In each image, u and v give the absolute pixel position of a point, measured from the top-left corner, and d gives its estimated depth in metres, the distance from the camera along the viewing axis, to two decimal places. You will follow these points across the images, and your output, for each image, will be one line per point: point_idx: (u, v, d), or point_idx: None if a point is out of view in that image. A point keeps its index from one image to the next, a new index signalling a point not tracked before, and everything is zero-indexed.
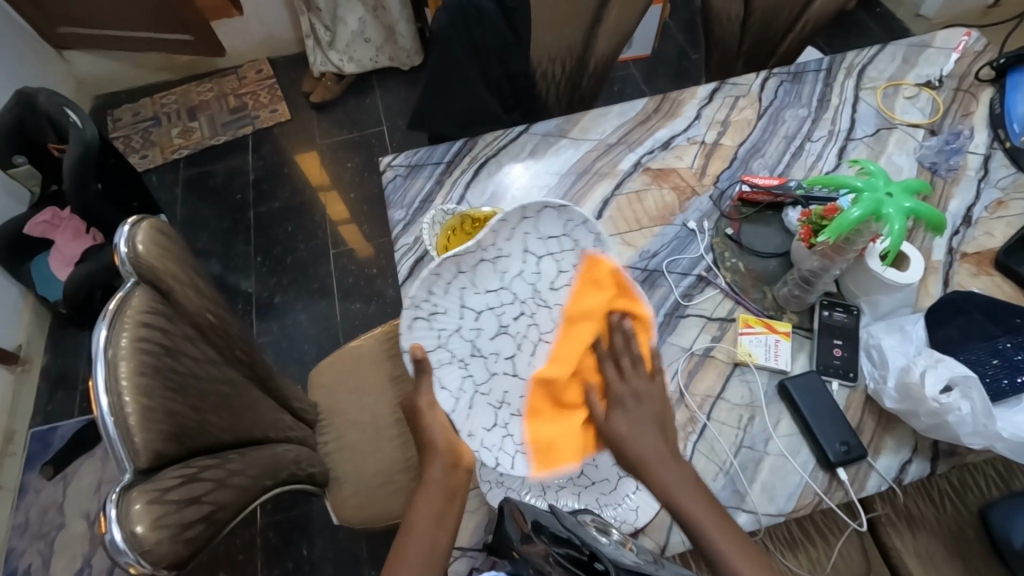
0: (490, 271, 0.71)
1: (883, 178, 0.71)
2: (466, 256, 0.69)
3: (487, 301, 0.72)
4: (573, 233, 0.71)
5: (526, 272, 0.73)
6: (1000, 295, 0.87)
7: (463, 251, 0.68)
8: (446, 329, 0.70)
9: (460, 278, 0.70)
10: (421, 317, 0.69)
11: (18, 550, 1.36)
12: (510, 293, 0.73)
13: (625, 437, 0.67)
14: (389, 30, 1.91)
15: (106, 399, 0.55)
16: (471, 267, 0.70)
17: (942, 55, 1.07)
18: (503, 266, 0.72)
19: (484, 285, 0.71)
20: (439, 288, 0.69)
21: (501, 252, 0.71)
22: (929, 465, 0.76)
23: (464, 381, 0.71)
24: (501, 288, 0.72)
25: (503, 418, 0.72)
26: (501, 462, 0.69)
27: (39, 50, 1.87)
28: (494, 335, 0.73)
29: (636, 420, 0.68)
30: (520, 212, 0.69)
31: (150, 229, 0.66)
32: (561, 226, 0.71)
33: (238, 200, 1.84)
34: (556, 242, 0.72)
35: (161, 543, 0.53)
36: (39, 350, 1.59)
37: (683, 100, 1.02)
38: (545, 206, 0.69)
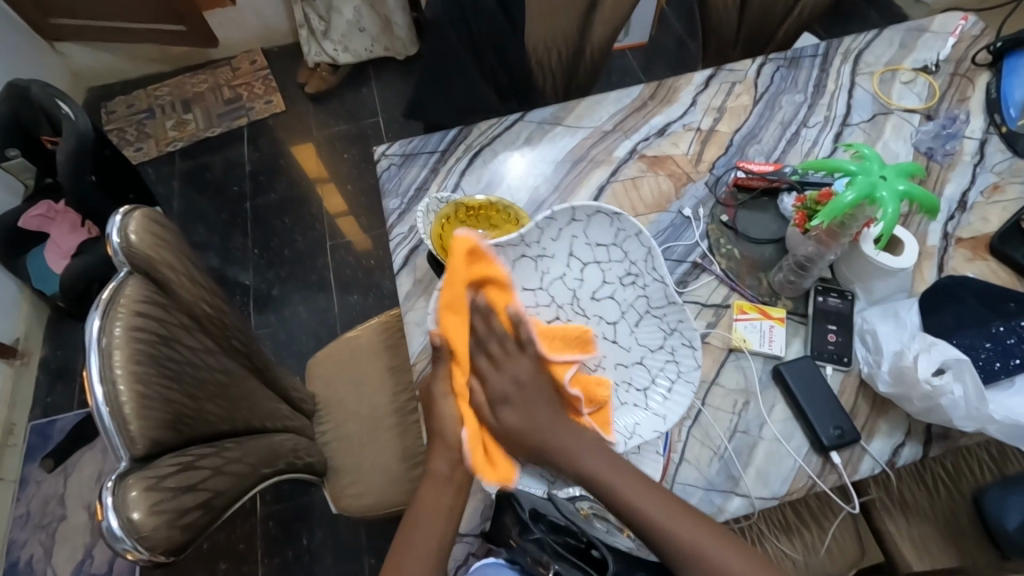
0: (531, 269, 0.72)
1: (877, 162, 0.71)
2: (509, 248, 0.70)
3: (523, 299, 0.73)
4: (624, 243, 0.72)
5: (567, 277, 0.74)
6: (995, 280, 0.87)
7: (506, 242, 0.70)
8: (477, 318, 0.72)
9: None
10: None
11: (21, 540, 1.36)
12: (548, 295, 0.74)
13: (522, 431, 0.69)
14: (384, 19, 1.90)
15: (102, 388, 0.55)
16: (512, 261, 0.71)
17: (939, 39, 1.06)
18: (545, 267, 0.73)
19: (523, 283, 0.72)
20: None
21: (545, 251, 0.72)
22: (922, 449, 0.76)
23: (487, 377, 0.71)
24: (540, 288, 0.73)
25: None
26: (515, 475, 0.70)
27: (31, 42, 1.86)
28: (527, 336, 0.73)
29: (522, 406, 0.70)
30: (571, 213, 0.70)
31: (143, 219, 0.66)
32: (611, 235, 0.72)
33: (234, 192, 1.83)
34: (604, 251, 0.73)
35: (159, 529, 0.54)
36: (38, 344, 1.59)
37: (679, 87, 1.02)
38: (598, 211, 0.70)
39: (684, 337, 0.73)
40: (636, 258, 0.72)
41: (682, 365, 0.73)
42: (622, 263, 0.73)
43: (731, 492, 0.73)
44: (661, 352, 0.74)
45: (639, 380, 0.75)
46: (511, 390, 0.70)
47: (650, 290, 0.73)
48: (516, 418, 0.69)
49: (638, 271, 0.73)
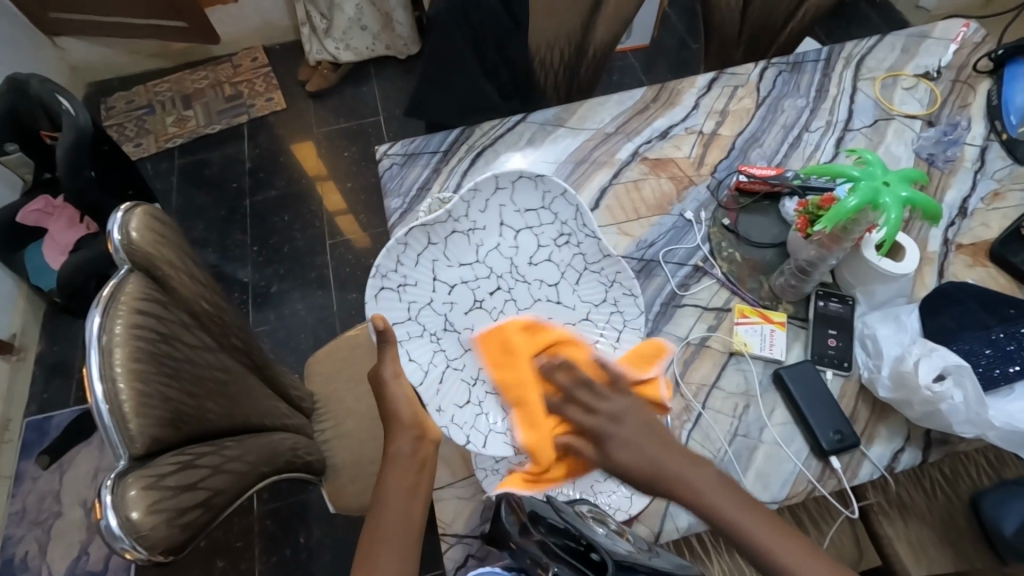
0: (465, 244, 0.74)
1: (880, 167, 0.72)
2: (438, 227, 0.71)
3: (461, 274, 0.75)
4: (552, 205, 0.73)
5: (501, 246, 0.76)
6: (995, 286, 0.87)
7: (434, 221, 0.70)
8: (417, 300, 0.72)
9: (431, 249, 0.72)
10: (390, 288, 0.70)
11: (16, 537, 1.36)
12: (485, 268, 0.76)
13: (633, 469, 0.63)
14: (386, 18, 1.89)
15: (101, 386, 0.54)
16: (443, 238, 0.72)
17: (941, 45, 1.07)
18: (478, 239, 0.74)
19: (458, 258, 0.74)
20: (409, 259, 0.71)
21: (475, 224, 0.74)
22: (921, 454, 0.76)
23: (435, 354, 0.72)
24: (476, 262, 0.75)
25: (477, 394, 0.73)
26: (473, 440, 0.69)
27: (31, 36, 1.85)
28: (468, 309, 0.76)
29: (627, 439, 0.65)
30: (494, 182, 0.71)
31: (143, 215, 0.65)
32: (539, 199, 0.73)
33: (234, 188, 1.83)
34: (534, 216, 0.74)
35: (157, 528, 0.53)
36: (34, 339, 1.58)
37: (682, 89, 1.02)
38: (521, 176, 0.71)
39: (625, 287, 0.75)
40: (566, 218, 0.74)
41: (626, 314, 0.76)
42: (554, 224, 0.75)
43: None
44: (605, 306, 0.76)
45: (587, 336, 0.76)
46: (616, 427, 0.65)
47: (584, 247, 0.75)
48: (627, 453, 0.64)
49: (569, 231, 0.75)
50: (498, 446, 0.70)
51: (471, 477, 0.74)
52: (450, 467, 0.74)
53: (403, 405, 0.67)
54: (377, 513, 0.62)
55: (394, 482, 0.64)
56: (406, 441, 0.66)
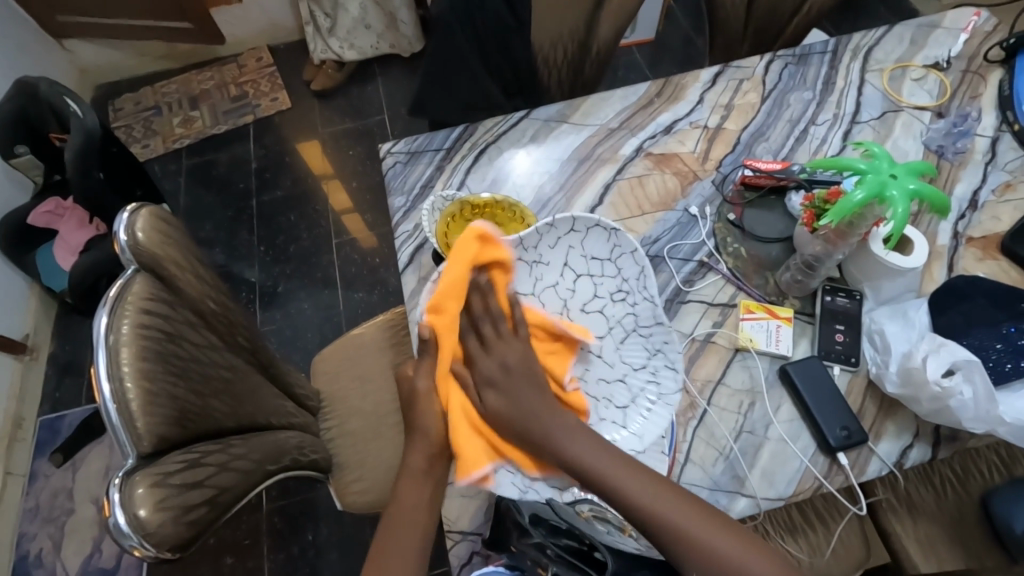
0: (526, 274, 0.70)
1: (887, 160, 0.71)
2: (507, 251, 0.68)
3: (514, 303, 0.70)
4: (619, 260, 0.71)
5: (560, 286, 0.72)
6: (1007, 280, 0.86)
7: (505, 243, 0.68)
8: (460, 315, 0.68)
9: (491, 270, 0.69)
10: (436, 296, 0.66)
11: (30, 534, 1.38)
12: (541, 303, 0.71)
13: (507, 413, 0.63)
14: (390, 16, 1.90)
15: (109, 386, 0.55)
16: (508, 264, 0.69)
17: (951, 36, 1.05)
18: (539, 273, 0.71)
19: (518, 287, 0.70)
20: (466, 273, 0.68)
21: (541, 258, 0.70)
22: (930, 450, 0.75)
23: None
24: (532, 295, 0.71)
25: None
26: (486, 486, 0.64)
27: (39, 39, 1.87)
28: None
29: (508, 391, 0.64)
30: (571, 223, 0.69)
31: (149, 216, 0.66)
32: (609, 250, 0.71)
33: (240, 188, 1.84)
34: (598, 265, 0.72)
35: (165, 526, 0.54)
36: (46, 339, 1.61)
37: (686, 84, 1.01)
38: (597, 223, 0.69)
39: (668, 358, 0.71)
40: (630, 275, 0.72)
41: (665, 386, 0.71)
42: (616, 278, 0.72)
43: (737, 492, 0.73)
44: (644, 372, 0.72)
45: (621, 398, 0.72)
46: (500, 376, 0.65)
47: (639, 308, 0.72)
48: (501, 400, 0.64)
49: (628, 288, 0.72)
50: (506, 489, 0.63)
51: None
52: None
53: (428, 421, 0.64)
54: (390, 522, 0.63)
55: (408, 497, 0.64)
56: (423, 456, 0.64)
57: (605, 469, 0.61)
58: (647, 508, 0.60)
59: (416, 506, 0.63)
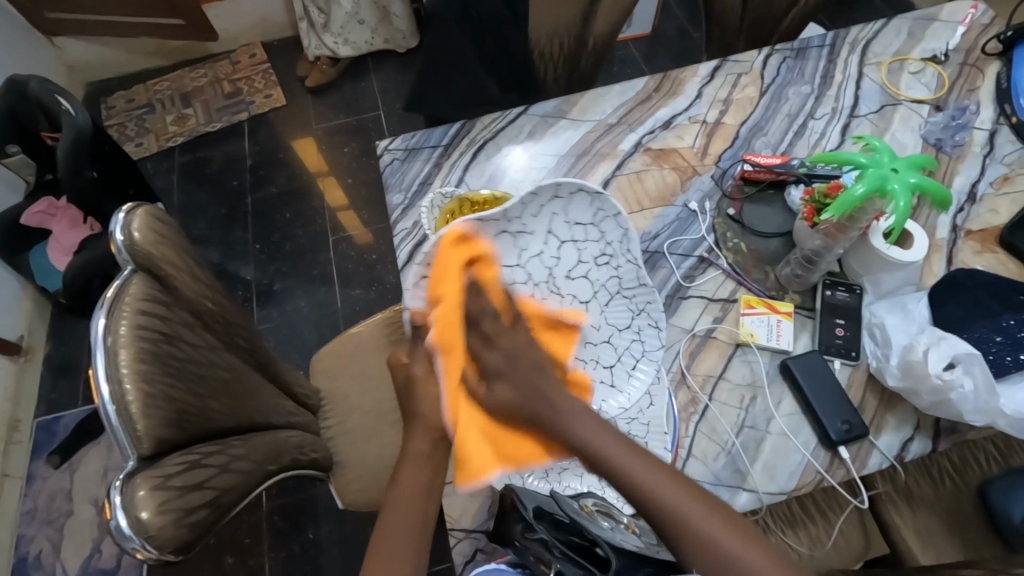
0: (510, 245, 0.69)
1: (888, 154, 0.71)
2: (491, 222, 0.66)
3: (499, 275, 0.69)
4: (602, 224, 0.71)
5: (544, 255, 0.71)
6: (1005, 273, 0.86)
7: (488, 216, 0.66)
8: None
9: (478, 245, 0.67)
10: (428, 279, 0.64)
11: (28, 536, 1.37)
12: (525, 273, 0.71)
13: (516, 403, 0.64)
14: (384, 11, 1.88)
15: (108, 387, 0.55)
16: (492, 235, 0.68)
17: (947, 28, 1.05)
18: (524, 242, 0.70)
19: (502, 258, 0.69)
20: None
21: (525, 227, 0.69)
22: (930, 443, 0.76)
23: None
24: (517, 265, 0.70)
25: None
26: None
27: (28, 36, 1.84)
28: None
29: (516, 382, 0.64)
30: (554, 189, 0.67)
31: (145, 216, 0.65)
32: (592, 214, 0.70)
33: (235, 186, 1.83)
34: (582, 230, 0.72)
35: (167, 528, 0.54)
36: (41, 340, 1.59)
37: (684, 78, 1.01)
38: (581, 188, 0.67)
39: (651, 318, 0.75)
40: (612, 238, 0.72)
41: (646, 344, 0.76)
42: (599, 242, 0.72)
43: (739, 487, 0.73)
44: (628, 331, 0.76)
45: (605, 358, 0.76)
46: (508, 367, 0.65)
47: (622, 270, 0.74)
48: (511, 391, 0.64)
49: (612, 252, 0.73)
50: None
51: None
52: None
53: (426, 405, 0.63)
54: (388, 512, 0.61)
55: (406, 482, 0.63)
56: (423, 441, 0.64)
57: (614, 452, 0.63)
58: (656, 496, 0.60)
59: (416, 491, 0.62)
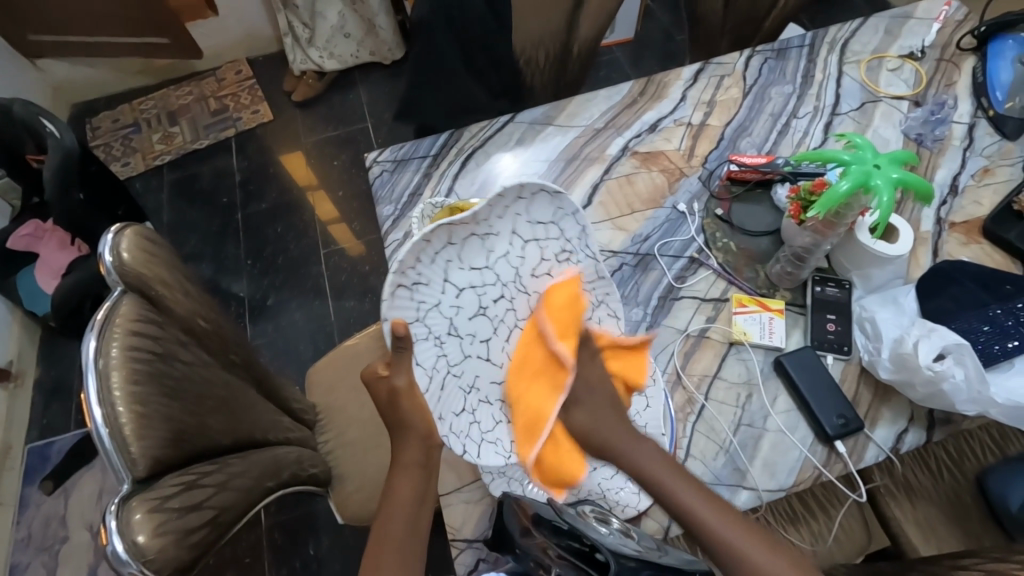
0: (479, 247, 0.64)
1: (871, 151, 0.72)
2: (460, 227, 0.62)
3: (470, 279, 0.64)
4: (562, 222, 0.67)
5: (510, 255, 0.66)
6: (990, 262, 0.87)
7: (459, 220, 0.61)
8: (427, 302, 0.62)
9: (449, 249, 0.62)
10: (404, 286, 0.60)
11: (23, 564, 1.35)
12: (494, 274, 0.66)
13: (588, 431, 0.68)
14: (369, 23, 1.89)
15: (100, 410, 0.54)
16: (461, 240, 0.63)
17: (924, 25, 1.07)
18: (491, 244, 0.65)
19: (470, 261, 0.64)
20: (426, 256, 0.61)
21: (490, 229, 0.64)
22: (925, 434, 0.77)
23: (438, 360, 0.64)
24: (485, 267, 0.65)
25: (472, 402, 0.67)
26: (468, 449, 0.66)
27: (12, 60, 1.83)
28: (472, 315, 0.65)
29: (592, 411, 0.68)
30: (516, 190, 0.62)
31: (134, 236, 0.65)
32: (551, 213, 0.66)
33: (224, 202, 1.82)
34: (544, 229, 0.66)
35: (165, 551, 0.53)
36: (31, 364, 1.58)
37: (668, 82, 1.02)
38: (541, 189, 0.63)
39: (610, 308, 0.72)
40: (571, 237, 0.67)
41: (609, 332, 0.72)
42: (559, 239, 0.67)
43: (738, 486, 0.73)
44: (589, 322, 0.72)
45: None
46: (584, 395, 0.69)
47: (584, 266, 0.69)
48: (584, 415, 0.68)
49: (573, 249, 0.68)
50: (489, 455, 0.67)
51: (477, 481, 0.74)
52: (456, 472, 0.74)
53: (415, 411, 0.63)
54: (386, 516, 0.62)
55: (403, 488, 0.63)
56: (417, 449, 0.64)
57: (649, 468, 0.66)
58: (686, 505, 0.63)
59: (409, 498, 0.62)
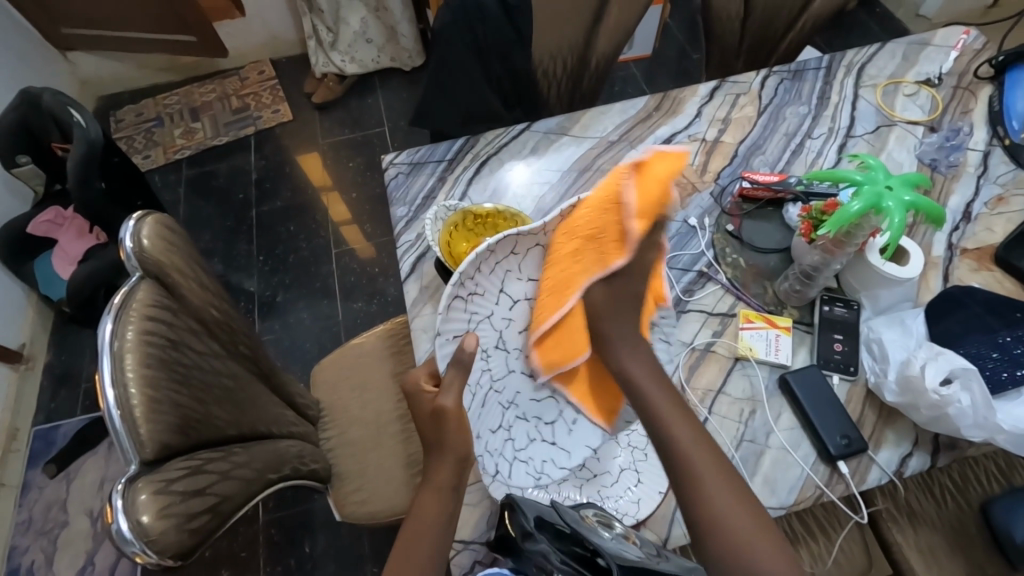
0: (537, 260, 0.71)
1: (883, 172, 0.72)
2: (525, 238, 0.68)
3: (524, 292, 0.71)
4: None
5: None
6: (1001, 290, 0.87)
7: (526, 231, 0.68)
8: (480, 313, 0.67)
9: (509, 260, 0.69)
10: (462, 295, 0.65)
11: (22, 546, 1.36)
12: None
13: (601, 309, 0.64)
14: (391, 30, 1.93)
15: (114, 392, 0.55)
16: (524, 249, 0.70)
17: (941, 53, 1.08)
18: None
19: (526, 274, 0.71)
20: (487, 267, 0.67)
21: None
22: (930, 459, 0.76)
23: (482, 374, 0.67)
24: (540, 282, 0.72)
25: (508, 419, 0.70)
26: (500, 469, 0.68)
27: (43, 52, 1.89)
28: (521, 329, 0.71)
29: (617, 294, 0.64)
30: None
31: (155, 224, 0.67)
32: None
33: (240, 199, 1.85)
34: None
35: (167, 533, 0.54)
36: (43, 348, 1.60)
37: (684, 98, 1.03)
38: None
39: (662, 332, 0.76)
40: None
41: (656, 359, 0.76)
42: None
43: None
44: None
45: None
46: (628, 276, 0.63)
47: None
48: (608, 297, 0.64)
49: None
50: (520, 476, 0.69)
51: (477, 483, 0.74)
52: None
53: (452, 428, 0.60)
54: (410, 533, 0.60)
55: (429, 506, 0.60)
56: (450, 471, 0.61)
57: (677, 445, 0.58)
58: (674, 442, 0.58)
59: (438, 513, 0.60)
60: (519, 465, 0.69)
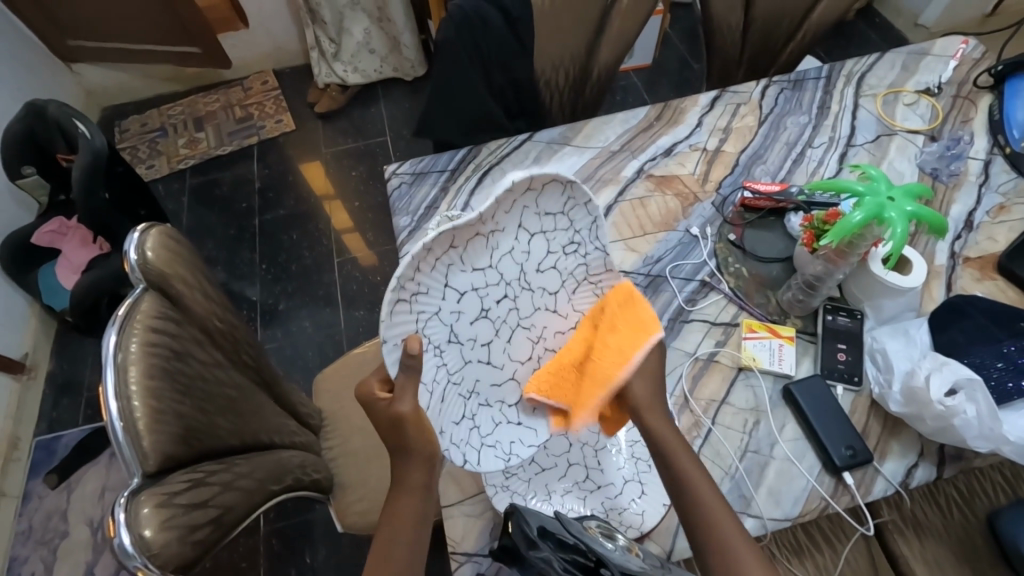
0: (482, 247, 0.59)
1: (884, 182, 0.72)
2: (465, 230, 0.56)
3: (472, 281, 0.59)
4: (573, 212, 0.60)
5: (516, 250, 0.61)
6: (1005, 299, 0.87)
7: (465, 223, 0.55)
8: (427, 311, 0.57)
9: (450, 253, 0.57)
10: (405, 298, 0.55)
11: (22, 557, 1.35)
12: (496, 274, 0.61)
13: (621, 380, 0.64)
14: (393, 40, 1.94)
15: (117, 403, 0.55)
16: (465, 241, 0.57)
17: (940, 62, 1.08)
18: (496, 242, 0.59)
19: (473, 263, 0.59)
20: (427, 265, 0.56)
21: (497, 227, 0.58)
22: (935, 470, 0.76)
23: (439, 371, 0.60)
24: (488, 267, 0.60)
25: (471, 407, 0.64)
26: (469, 458, 0.63)
27: (49, 63, 1.91)
28: (474, 319, 0.62)
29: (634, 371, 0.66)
30: (526, 182, 0.56)
31: (159, 235, 0.67)
32: (562, 204, 0.59)
33: (243, 208, 1.86)
34: (551, 220, 0.60)
35: (169, 546, 0.53)
36: (45, 358, 1.60)
37: (685, 108, 1.04)
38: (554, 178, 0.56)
39: None
40: (582, 226, 0.61)
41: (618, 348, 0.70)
42: (568, 229, 0.61)
43: (743, 513, 0.72)
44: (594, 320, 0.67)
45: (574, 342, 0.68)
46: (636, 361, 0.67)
47: (592, 258, 0.63)
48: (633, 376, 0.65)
49: (581, 240, 0.62)
50: (489, 461, 0.64)
51: (480, 495, 0.73)
52: (458, 485, 0.74)
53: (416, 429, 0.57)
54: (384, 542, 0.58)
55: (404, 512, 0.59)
56: (421, 472, 0.59)
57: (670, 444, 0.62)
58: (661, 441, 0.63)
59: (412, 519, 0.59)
60: (488, 450, 0.65)
